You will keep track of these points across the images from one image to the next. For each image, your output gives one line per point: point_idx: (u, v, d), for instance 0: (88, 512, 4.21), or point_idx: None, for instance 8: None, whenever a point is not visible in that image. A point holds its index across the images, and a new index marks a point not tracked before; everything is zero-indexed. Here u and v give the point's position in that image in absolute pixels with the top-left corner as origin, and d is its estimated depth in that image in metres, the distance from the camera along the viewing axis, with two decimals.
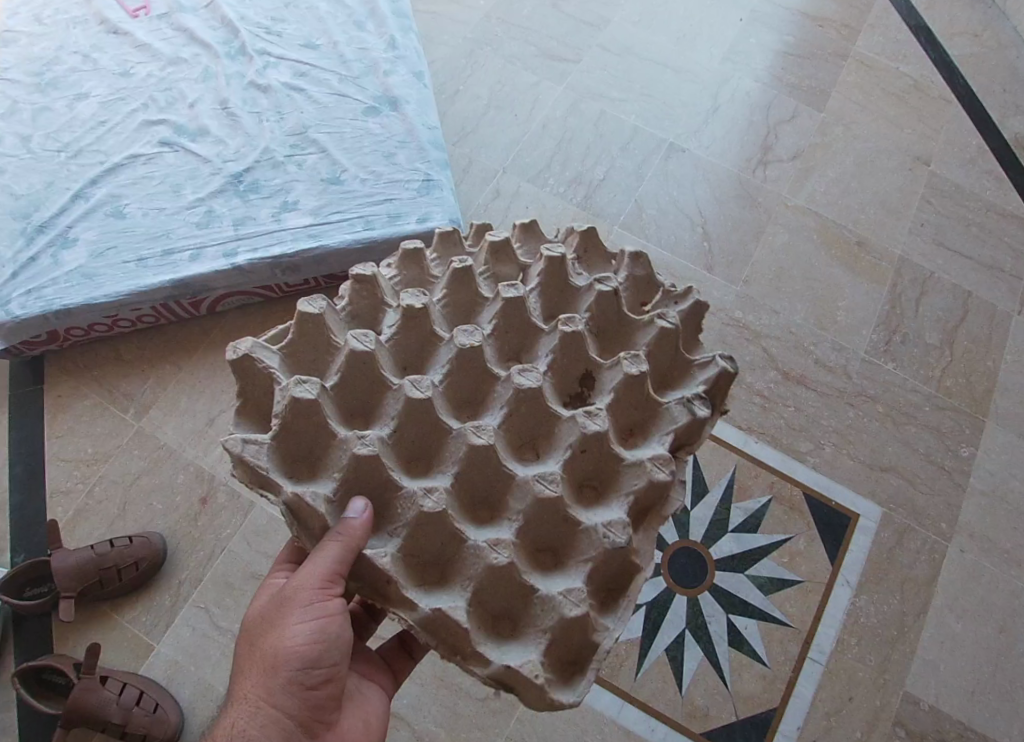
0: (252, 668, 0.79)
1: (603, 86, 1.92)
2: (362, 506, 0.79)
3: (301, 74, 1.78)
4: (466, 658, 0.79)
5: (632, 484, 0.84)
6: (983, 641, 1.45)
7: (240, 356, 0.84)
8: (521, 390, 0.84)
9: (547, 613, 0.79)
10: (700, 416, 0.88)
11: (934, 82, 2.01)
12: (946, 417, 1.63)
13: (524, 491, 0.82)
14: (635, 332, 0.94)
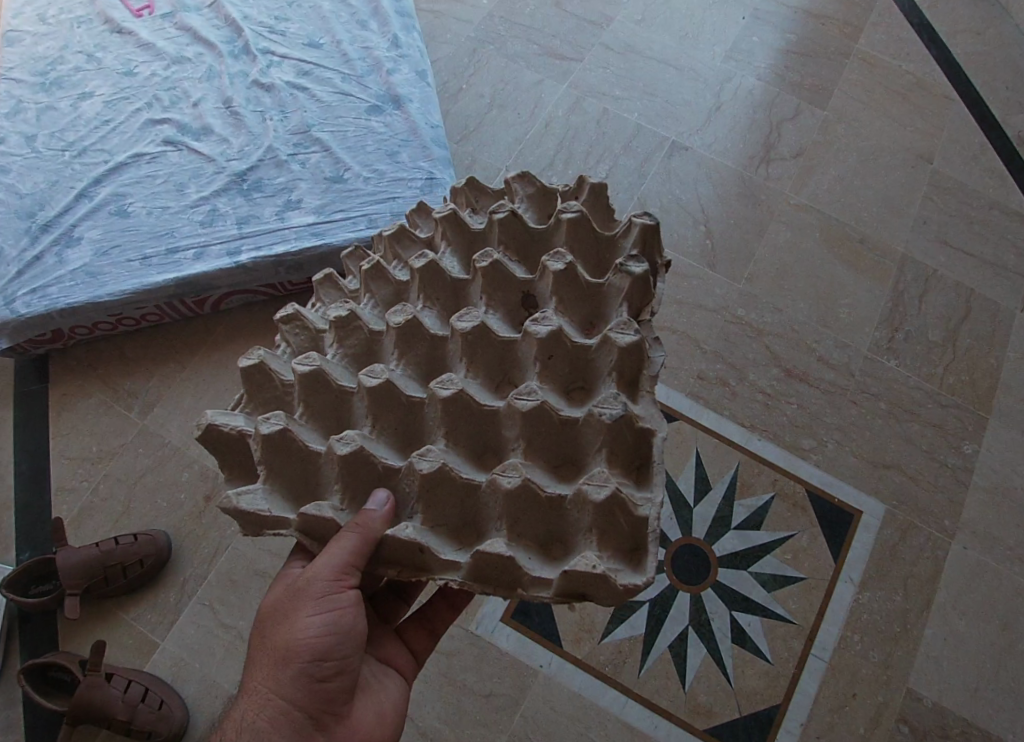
0: (265, 659, 0.81)
1: (605, 84, 1.92)
2: (383, 498, 0.81)
3: (304, 72, 1.79)
4: (524, 586, 0.79)
5: (607, 362, 0.83)
6: (986, 638, 1.45)
7: (207, 426, 0.84)
8: (466, 332, 0.85)
9: (584, 512, 0.78)
10: (638, 272, 0.87)
11: (937, 80, 2.01)
12: (949, 415, 1.63)
13: (512, 418, 0.82)
14: (551, 236, 0.93)
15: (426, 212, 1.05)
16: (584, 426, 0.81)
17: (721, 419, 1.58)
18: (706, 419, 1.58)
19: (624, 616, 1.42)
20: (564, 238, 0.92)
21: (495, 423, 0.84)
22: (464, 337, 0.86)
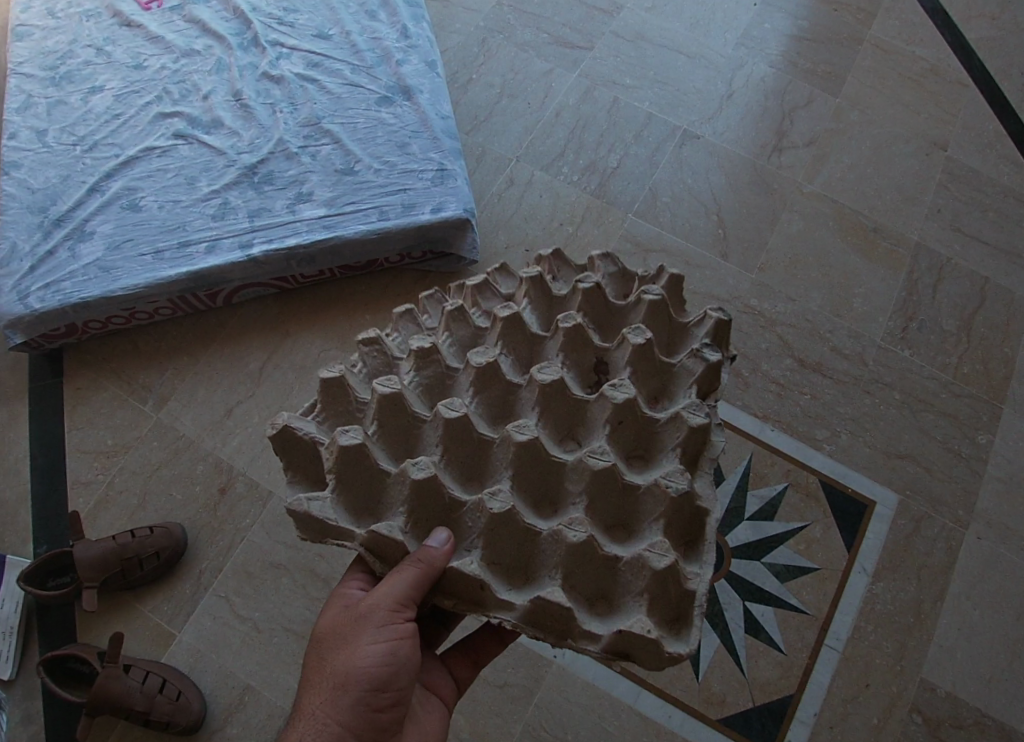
0: (322, 684, 0.82)
1: (616, 73, 1.91)
2: (444, 538, 0.80)
3: (313, 64, 1.78)
4: (575, 637, 0.80)
5: (675, 438, 0.86)
6: (1000, 628, 1.45)
7: (281, 430, 0.84)
8: (545, 382, 0.86)
9: (638, 576, 0.80)
10: (715, 360, 0.90)
11: (951, 66, 1.98)
12: (963, 404, 1.62)
13: (580, 474, 0.84)
14: (629, 313, 0.95)
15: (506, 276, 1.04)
16: (647, 498, 0.84)
17: (734, 410, 1.58)
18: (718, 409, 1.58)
19: None
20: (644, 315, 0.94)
21: (560, 477, 0.85)
22: (545, 390, 0.86)
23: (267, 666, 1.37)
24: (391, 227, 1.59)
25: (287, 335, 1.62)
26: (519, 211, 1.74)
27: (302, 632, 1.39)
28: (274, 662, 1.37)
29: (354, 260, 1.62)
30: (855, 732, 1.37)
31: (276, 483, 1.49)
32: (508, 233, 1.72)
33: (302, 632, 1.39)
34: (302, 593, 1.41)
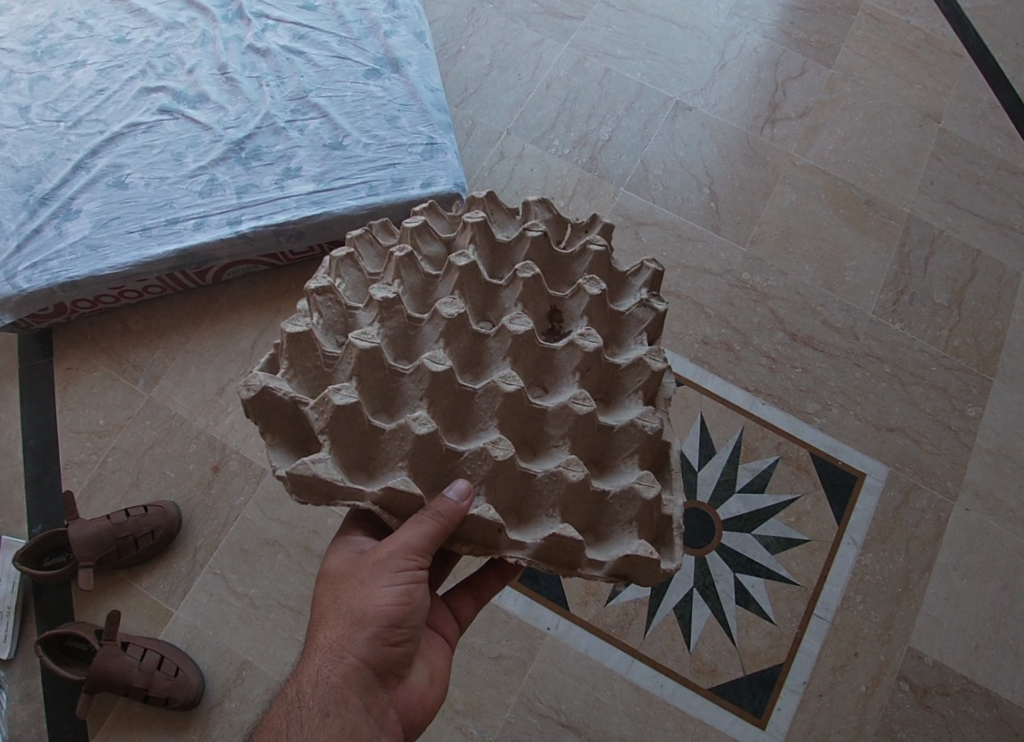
0: (338, 620, 0.83)
1: (607, 43, 1.88)
2: (462, 487, 0.80)
3: (300, 36, 1.75)
4: (582, 567, 0.85)
5: (636, 381, 0.91)
6: (986, 597, 1.48)
7: (258, 392, 0.80)
8: (518, 335, 0.86)
9: (629, 507, 0.86)
10: (660, 311, 0.95)
11: (946, 36, 1.96)
12: (954, 376, 1.63)
13: (562, 419, 0.86)
14: (571, 264, 0.96)
15: (435, 212, 0.99)
16: (622, 435, 0.88)
17: (725, 384, 1.58)
18: (709, 382, 1.58)
19: None
20: (588, 266, 0.95)
21: (541, 419, 0.86)
22: (518, 341, 0.86)
23: (264, 642, 1.38)
24: (380, 202, 1.58)
25: (278, 313, 1.61)
26: (509, 185, 1.72)
27: (299, 607, 1.40)
28: (271, 638, 1.39)
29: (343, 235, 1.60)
30: (843, 699, 1.39)
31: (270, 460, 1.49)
32: None
33: (298, 608, 1.41)
34: (298, 570, 1.43)
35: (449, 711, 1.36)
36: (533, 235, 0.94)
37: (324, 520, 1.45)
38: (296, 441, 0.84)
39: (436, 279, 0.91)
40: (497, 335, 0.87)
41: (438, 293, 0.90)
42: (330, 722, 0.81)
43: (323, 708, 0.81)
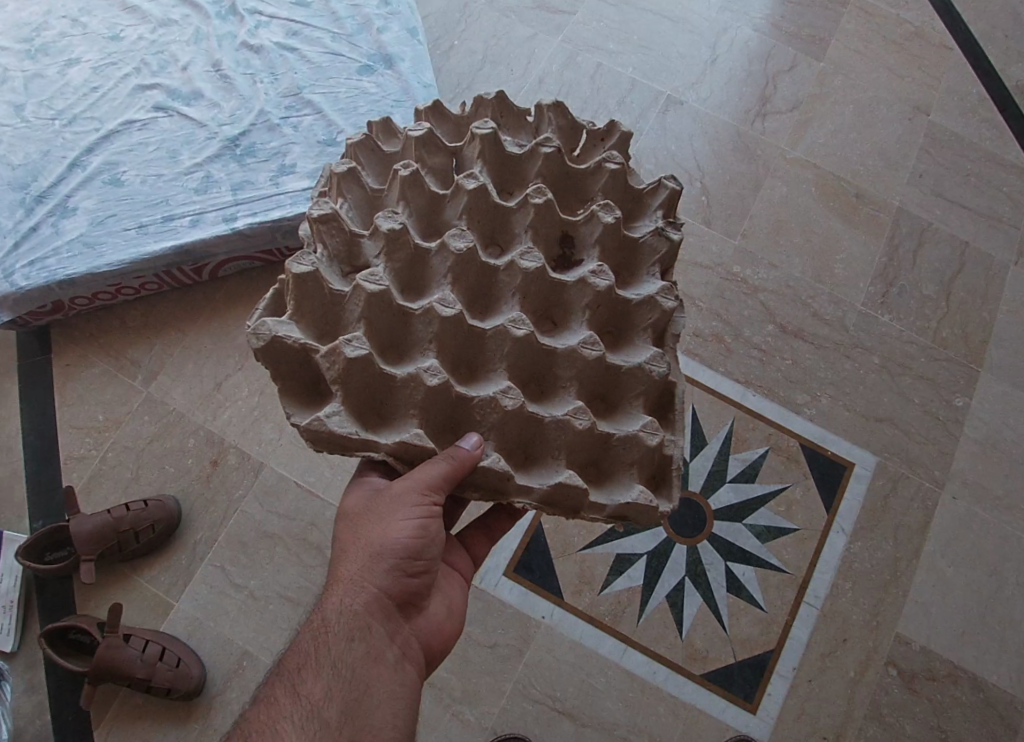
0: (358, 551, 0.85)
1: (599, 38, 1.89)
2: (475, 440, 0.83)
3: (293, 32, 1.76)
4: (585, 509, 0.88)
5: (646, 317, 0.94)
6: (973, 583, 1.51)
7: (268, 339, 0.81)
8: (528, 271, 0.88)
9: (631, 451, 0.90)
10: (676, 239, 0.97)
11: (936, 29, 1.98)
12: (942, 367, 1.66)
13: (572, 361, 0.89)
14: (587, 180, 0.97)
15: (441, 114, 0.99)
16: (629, 377, 0.92)
17: (716, 376, 1.61)
18: (700, 374, 1.60)
19: (623, 567, 1.47)
20: (603, 185, 0.96)
21: (551, 360, 0.89)
22: (529, 278, 0.88)
23: (264, 634, 1.41)
24: None
25: None
26: None
27: (298, 599, 1.43)
28: (271, 629, 1.41)
29: None
30: (832, 684, 1.42)
31: (267, 455, 1.51)
32: None
33: (297, 599, 1.43)
34: (296, 562, 1.45)
35: (447, 698, 1.39)
36: (546, 150, 0.94)
37: (321, 513, 1.48)
38: (305, 384, 0.86)
39: (442, 199, 0.91)
40: (507, 268, 0.89)
41: (445, 215, 0.91)
42: (355, 647, 0.83)
43: (347, 636, 0.83)
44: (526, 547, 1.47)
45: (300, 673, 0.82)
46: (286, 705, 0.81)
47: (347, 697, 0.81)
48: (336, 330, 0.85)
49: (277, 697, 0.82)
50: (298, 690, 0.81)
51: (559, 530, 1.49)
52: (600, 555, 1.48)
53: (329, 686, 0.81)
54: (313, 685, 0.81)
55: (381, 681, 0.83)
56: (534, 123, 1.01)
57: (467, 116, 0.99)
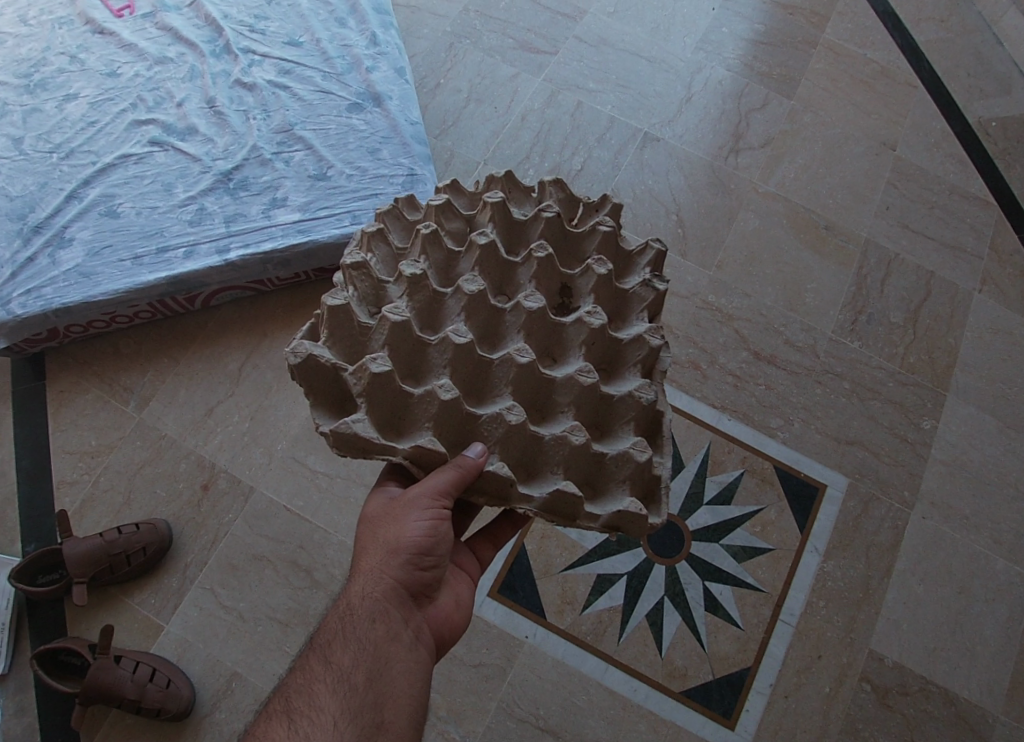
0: (376, 547, 0.91)
1: (579, 77, 1.98)
2: (480, 448, 0.88)
3: (285, 71, 1.82)
4: (580, 518, 0.93)
5: (636, 355, 0.99)
6: (942, 601, 1.56)
7: (304, 359, 0.87)
8: (532, 310, 0.94)
9: (623, 467, 0.94)
10: (663, 291, 1.03)
11: (901, 69, 2.08)
12: (909, 391, 1.72)
13: (569, 388, 0.94)
14: (582, 240, 1.03)
15: (456, 189, 1.06)
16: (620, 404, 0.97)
17: (693, 400, 1.67)
18: (678, 399, 1.66)
19: (604, 587, 1.51)
20: (597, 244, 1.03)
21: (551, 387, 0.94)
22: (531, 316, 0.94)
23: (253, 654, 1.44)
24: None
25: (266, 335, 1.67)
26: None
27: (286, 620, 1.46)
28: (261, 649, 1.44)
29: (328, 263, 1.67)
30: (808, 700, 1.47)
31: (257, 478, 1.55)
32: None
33: (286, 620, 1.46)
34: (285, 584, 1.48)
35: (433, 717, 1.42)
36: (548, 214, 1.01)
37: (310, 535, 1.51)
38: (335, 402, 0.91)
39: (458, 254, 0.98)
40: (512, 308, 0.95)
41: (459, 268, 0.97)
42: (376, 629, 0.88)
43: (370, 616, 0.89)
44: (510, 568, 1.51)
45: (331, 644, 0.88)
46: (319, 671, 0.87)
47: (369, 671, 0.87)
48: (362, 352, 0.91)
49: (311, 665, 0.88)
50: (328, 658, 0.88)
51: (542, 551, 1.53)
52: (583, 575, 1.52)
53: (354, 657, 0.87)
54: (342, 654, 0.87)
55: (398, 659, 0.89)
56: (537, 196, 1.07)
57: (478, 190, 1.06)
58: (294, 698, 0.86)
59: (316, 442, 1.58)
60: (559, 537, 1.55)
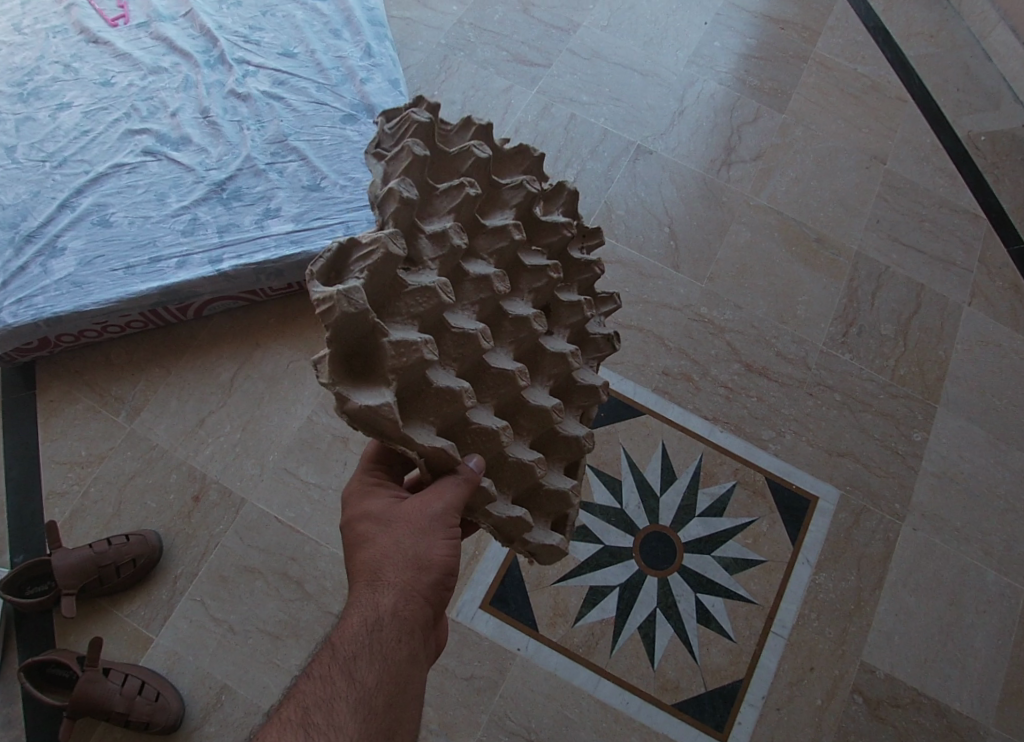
0: (400, 563, 0.89)
1: (573, 90, 1.99)
2: (478, 462, 0.91)
3: (279, 82, 1.83)
4: (517, 542, 0.97)
5: (585, 399, 1.05)
6: (933, 613, 1.56)
7: (361, 313, 0.77)
8: (535, 332, 0.95)
9: (554, 504, 1.00)
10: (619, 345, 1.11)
11: (891, 83, 2.10)
12: (900, 403, 1.73)
13: (540, 415, 0.96)
14: (573, 268, 1.06)
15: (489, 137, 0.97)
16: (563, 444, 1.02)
17: (685, 412, 1.67)
18: (671, 411, 1.67)
19: (596, 599, 1.51)
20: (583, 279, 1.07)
21: (522, 405, 0.96)
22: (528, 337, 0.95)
23: (243, 667, 1.43)
24: None
25: (258, 346, 1.67)
26: None
27: (277, 632, 1.45)
28: (251, 662, 1.43)
29: None
30: (800, 712, 1.47)
31: (248, 489, 1.54)
32: None
33: (276, 632, 1.45)
34: (276, 596, 1.48)
35: (424, 730, 1.41)
36: (566, 231, 1.01)
37: (301, 547, 1.51)
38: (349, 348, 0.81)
39: (482, 229, 0.92)
40: (517, 318, 0.94)
41: (478, 246, 0.93)
42: (402, 648, 0.86)
43: (396, 634, 0.86)
44: (501, 580, 1.51)
45: (354, 658, 0.84)
46: (342, 687, 0.83)
47: (393, 689, 0.85)
48: (386, 308, 0.83)
49: (331, 678, 0.83)
50: (350, 674, 0.83)
51: (533, 563, 1.53)
52: (575, 587, 1.52)
53: (380, 674, 0.84)
54: (366, 671, 0.84)
55: (417, 678, 0.88)
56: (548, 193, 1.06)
57: (507, 153, 0.99)
58: (317, 715, 0.80)
59: (308, 453, 1.58)
60: None
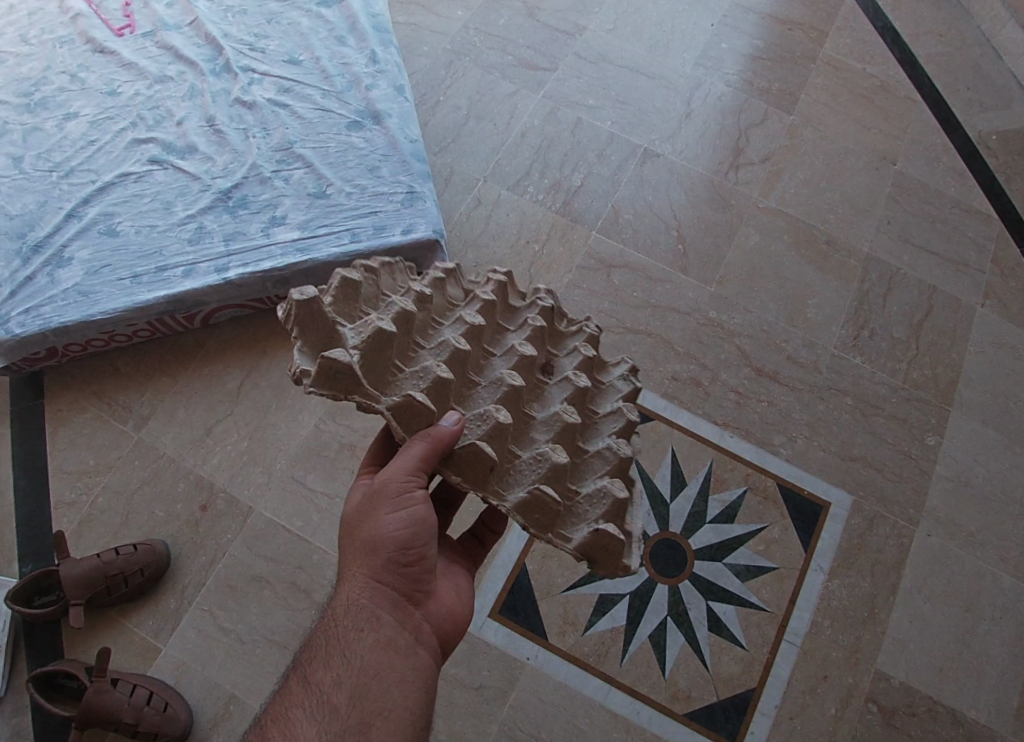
0: (355, 552, 0.92)
1: (579, 94, 1.98)
2: (454, 419, 0.88)
3: (285, 90, 1.83)
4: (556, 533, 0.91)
5: (609, 425, 1.03)
6: (949, 620, 1.54)
7: (310, 298, 0.84)
8: (523, 355, 0.97)
9: (598, 503, 0.94)
10: (634, 387, 1.09)
11: (900, 83, 2.08)
12: (913, 407, 1.71)
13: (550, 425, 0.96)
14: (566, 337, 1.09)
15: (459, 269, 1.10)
16: (595, 459, 0.99)
17: (695, 418, 1.65)
18: (681, 417, 1.65)
19: (606, 608, 1.50)
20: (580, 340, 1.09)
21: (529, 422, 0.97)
22: (522, 362, 0.97)
23: (251, 678, 1.42)
24: (363, 249, 1.64)
25: (264, 354, 1.67)
26: (485, 229, 1.80)
27: (285, 642, 1.45)
28: (258, 672, 1.43)
29: (327, 281, 1.67)
30: (813, 721, 1.45)
31: (256, 499, 1.54)
32: (477, 253, 1.78)
33: (283, 642, 1.45)
34: (283, 605, 1.47)
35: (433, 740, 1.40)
36: (543, 303, 1.06)
37: (309, 556, 1.50)
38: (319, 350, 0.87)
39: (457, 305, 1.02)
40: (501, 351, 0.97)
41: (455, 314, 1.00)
42: (363, 637, 0.89)
43: (354, 626, 0.89)
44: (510, 589, 1.50)
45: (310, 665, 0.89)
46: (297, 695, 0.87)
47: (357, 682, 0.87)
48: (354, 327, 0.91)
49: (291, 689, 0.88)
50: (309, 679, 0.88)
51: (543, 571, 1.52)
52: (584, 595, 1.50)
53: (338, 671, 0.88)
54: (323, 673, 0.88)
55: (393, 665, 0.89)
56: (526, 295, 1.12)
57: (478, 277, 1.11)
58: (270, 726, 0.85)
59: (316, 461, 1.57)
60: (560, 557, 1.53)
